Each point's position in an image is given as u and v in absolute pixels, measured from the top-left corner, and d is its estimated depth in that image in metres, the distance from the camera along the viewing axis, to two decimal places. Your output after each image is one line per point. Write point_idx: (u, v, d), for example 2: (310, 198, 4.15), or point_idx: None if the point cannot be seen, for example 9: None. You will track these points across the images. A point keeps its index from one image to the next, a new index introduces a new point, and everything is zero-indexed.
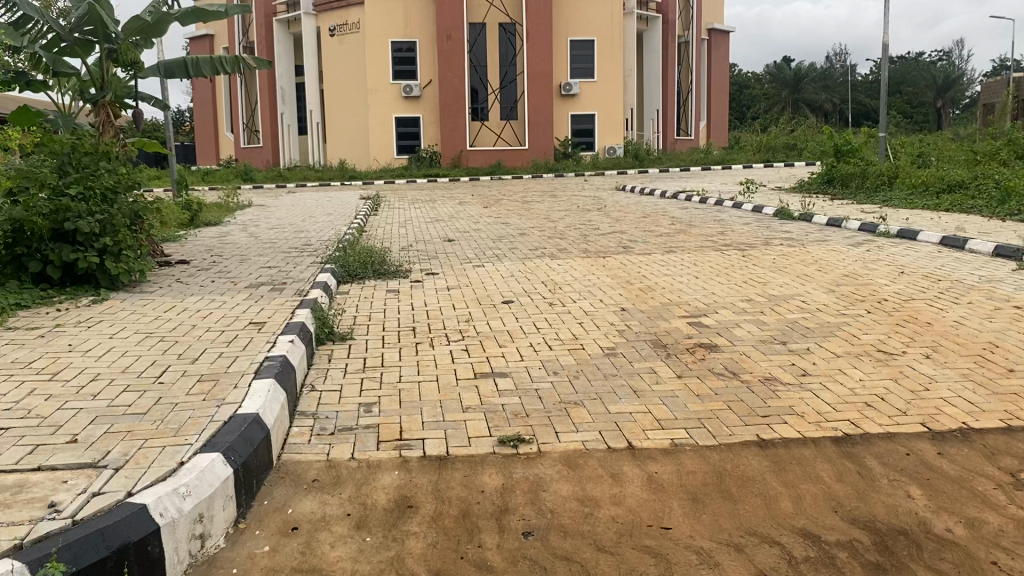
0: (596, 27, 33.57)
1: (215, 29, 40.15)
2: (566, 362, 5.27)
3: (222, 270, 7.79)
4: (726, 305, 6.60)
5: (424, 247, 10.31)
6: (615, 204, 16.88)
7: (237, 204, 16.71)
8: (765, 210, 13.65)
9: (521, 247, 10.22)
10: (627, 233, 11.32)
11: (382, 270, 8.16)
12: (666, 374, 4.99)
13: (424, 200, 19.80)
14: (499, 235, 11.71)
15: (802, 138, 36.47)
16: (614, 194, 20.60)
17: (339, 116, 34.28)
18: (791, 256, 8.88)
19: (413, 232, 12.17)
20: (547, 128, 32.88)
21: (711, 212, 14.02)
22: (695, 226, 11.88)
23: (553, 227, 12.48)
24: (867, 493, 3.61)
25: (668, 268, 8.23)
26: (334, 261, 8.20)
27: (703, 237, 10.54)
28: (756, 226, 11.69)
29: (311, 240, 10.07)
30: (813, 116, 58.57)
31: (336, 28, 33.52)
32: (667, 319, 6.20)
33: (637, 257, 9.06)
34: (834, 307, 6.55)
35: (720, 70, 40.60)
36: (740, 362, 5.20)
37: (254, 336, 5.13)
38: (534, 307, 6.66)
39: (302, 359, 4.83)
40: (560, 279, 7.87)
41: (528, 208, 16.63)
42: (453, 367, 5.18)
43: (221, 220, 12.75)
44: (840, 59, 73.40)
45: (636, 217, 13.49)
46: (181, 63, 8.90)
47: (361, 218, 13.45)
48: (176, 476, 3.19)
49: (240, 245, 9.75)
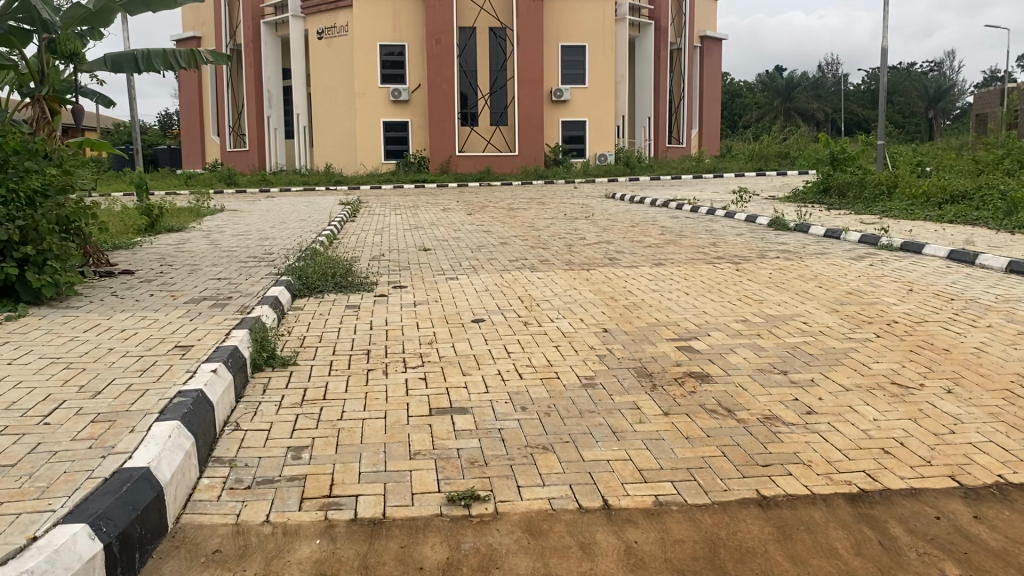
0: (587, 32, 33.06)
1: (201, 31, 39.48)
2: (537, 394, 4.57)
3: (166, 282, 7.09)
4: (719, 326, 5.93)
5: (396, 257, 9.62)
6: (603, 212, 16.30)
7: (209, 209, 16.03)
8: (759, 220, 13.04)
9: (499, 257, 9.56)
10: (614, 243, 10.68)
11: (344, 283, 7.49)
12: (649, 411, 4.32)
13: (405, 206, 19.11)
14: (478, 244, 11.05)
15: (795, 146, 35.95)
16: (604, 202, 19.97)
17: (326, 119, 33.53)
18: (789, 270, 8.25)
19: (389, 240, 11.49)
20: (536, 133, 32.20)
21: (704, 222, 13.41)
22: (686, 236, 11.26)
23: (536, 236, 11.83)
24: (892, 572, 2.93)
25: (656, 283, 7.58)
26: (292, 272, 7.52)
27: (695, 249, 9.91)
28: (751, 238, 11.06)
29: (274, 249, 9.38)
30: (804, 125, 58.17)
31: (324, 31, 32.87)
32: (654, 343, 5.52)
33: (623, 270, 8.42)
34: (839, 329, 5.91)
35: (712, 77, 40.18)
36: (735, 396, 4.53)
37: (174, 363, 4.45)
38: (506, 327, 5.97)
39: (225, 394, 4.14)
40: (539, 294, 7.20)
41: (512, 215, 15.99)
42: (406, 400, 4.46)
43: (185, 225, 12.08)
44: (832, 69, 73.13)
45: (625, 227, 12.87)
46: (131, 56, 8.16)
47: (335, 225, 12.80)
48: (20, 559, 2.51)
49: (196, 254, 9.06)
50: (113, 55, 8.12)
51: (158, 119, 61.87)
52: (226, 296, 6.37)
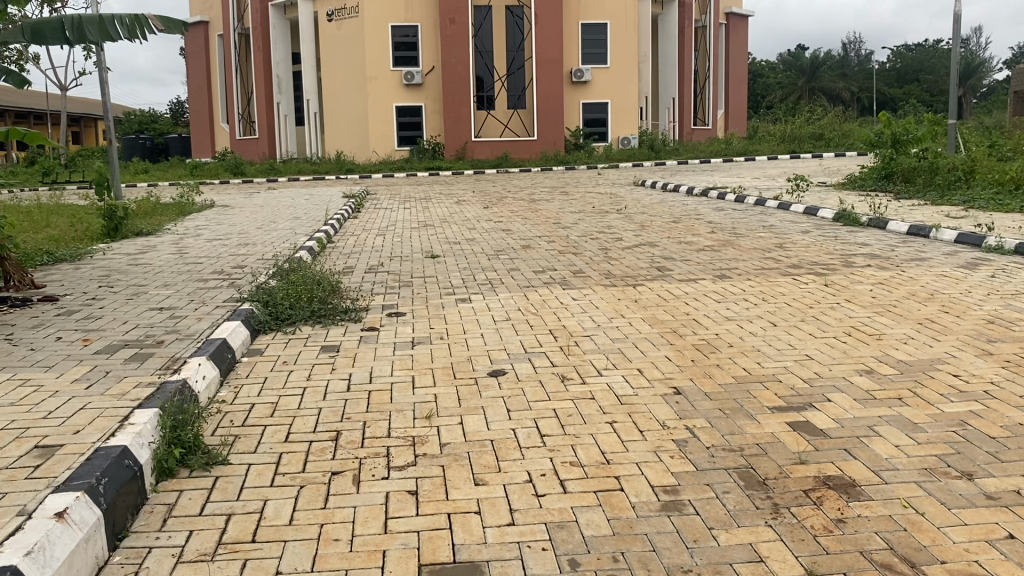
0: (609, 10, 31.07)
1: (209, 16, 37.87)
2: (594, 532, 2.83)
3: (90, 314, 5.42)
4: (841, 387, 4.20)
5: (397, 269, 7.95)
6: (636, 203, 14.65)
7: (198, 205, 14.52)
8: (821, 213, 11.30)
9: (524, 267, 7.86)
10: (659, 245, 8.99)
11: (324, 311, 5.83)
12: (782, 570, 2.62)
13: (417, 198, 17.52)
14: (497, 246, 9.38)
15: (829, 127, 33.97)
16: (633, 190, 18.35)
17: (336, 105, 31.82)
18: (893, 285, 6.51)
19: (392, 243, 9.82)
20: (557, 115, 30.35)
21: (755, 215, 11.72)
22: (745, 235, 9.55)
23: (565, 236, 10.16)
24: None
25: (728, 307, 5.85)
26: (257, 297, 5.85)
27: (760, 253, 8.19)
28: (821, 237, 9.33)
29: (248, 260, 7.73)
30: (830, 105, 56.22)
31: (333, 13, 30.99)
32: (754, 419, 3.79)
33: (679, 286, 6.70)
34: (1012, 388, 4.14)
35: (739, 55, 38.21)
36: (913, 536, 2.80)
37: (7, 493, 2.76)
38: (540, 386, 4.24)
39: (75, 557, 2.46)
40: (579, 324, 5.49)
41: (535, 208, 14.36)
42: (380, 549, 2.74)
43: (158, 227, 10.51)
44: (856, 46, 70.91)
45: (666, 222, 11.21)
46: (57, 23, 6.48)
47: (333, 225, 11.17)
48: None
49: (151, 268, 7.42)
50: (35, 23, 6.46)
51: (169, 107, 61.13)
52: (156, 341, 4.72)
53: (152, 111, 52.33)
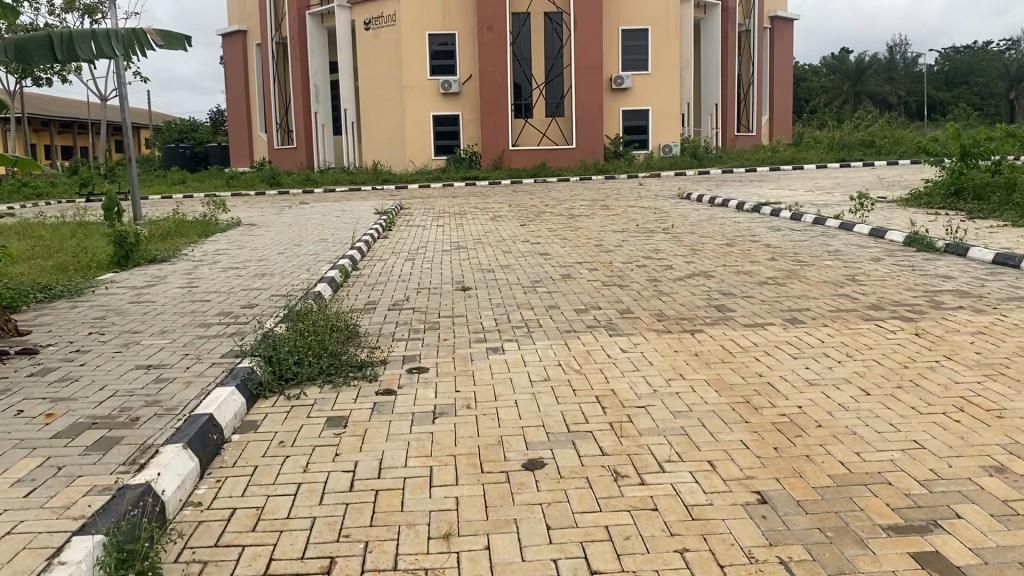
0: (652, 15, 30.12)
1: (248, 25, 37.62)
2: None
3: (65, 375, 4.71)
4: (970, 496, 3.30)
5: (424, 305, 7.19)
6: (685, 220, 13.80)
7: (226, 223, 13.99)
8: (891, 236, 10.35)
9: (564, 304, 7.06)
10: (714, 276, 8.14)
11: (334, 368, 5.07)
12: None
13: (451, 213, 16.84)
14: (535, 275, 8.59)
15: (880, 133, 32.62)
16: (678, 204, 17.48)
17: (373, 115, 31.26)
18: (997, 336, 5.58)
19: (421, 271, 9.09)
20: (596, 124, 29.47)
21: (816, 237, 10.81)
22: (810, 264, 8.65)
23: (608, 262, 9.36)
24: None
25: (807, 367, 4.98)
26: (258, 350, 5.11)
27: (832, 289, 7.30)
28: (895, 266, 8.40)
29: (259, 296, 7.02)
30: (877, 110, 54.66)
31: (370, 21, 30.53)
32: (871, 551, 2.91)
33: (744, 334, 5.83)
34: None
35: (785, 60, 37.06)
36: None
37: None
38: (589, 489, 3.39)
39: None
40: (631, 389, 4.64)
41: (576, 226, 13.58)
42: None
43: (176, 253, 9.93)
44: (903, 48, 69.00)
45: (719, 245, 10.36)
46: (44, 39, 5.81)
47: (360, 248, 10.49)
48: None
49: (154, 306, 6.76)
50: (21, 40, 5.79)
51: (209, 115, 61.56)
52: (130, 418, 3.98)
53: (191, 119, 52.51)
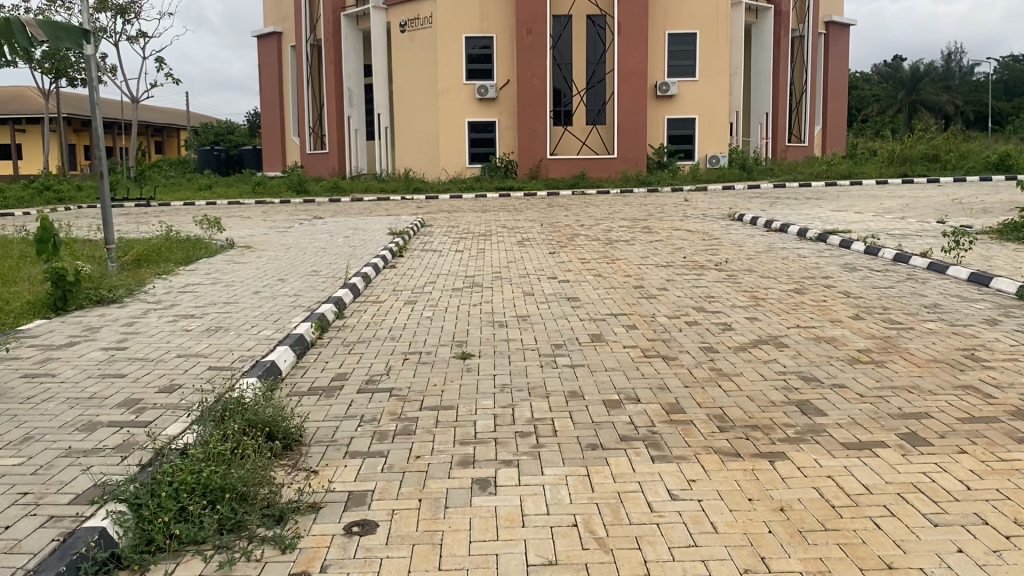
0: (700, 18, 28.19)
1: (283, 27, 36.37)
2: None
3: None
4: None
5: (405, 383, 5.50)
6: (740, 250, 12.01)
7: (221, 243, 12.49)
8: (1000, 284, 8.43)
9: (591, 389, 5.30)
10: (790, 343, 6.35)
11: (232, 521, 3.38)
12: None
13: (475, 233, 15.23)
14: (558, 335, 6.84)
15: (944, 147, 30.16)
16: (728, 227, 15.68)
17: (406, 121, 29.74)
18: None
19: (418, 322, 7.41)
20: (639, 133, 27.54)
21: (904, 283, 8.96)
22: (910, 328, 6.82)
23: (651, 316, 7.59)
24: None
25: (966, 559, 3.13)
26: (124, 490, 3.43)
27: (951, 375, 5.46)
28: (1021, 336, 6.51)
29: (190, 372, 5.34)
30: (933, 122, 51.97)
31: (406, 24, 29.09)
32: None
33: (846, 463, 4.02)
34: None
35: (839, 67, 34.89)
36: None
37: None
38: None
39: None
40: None
41: (614, 256, 11.85)
42: None
43: (138, 290, 8.39)
44: (960, 55, 65.84)
45: (786, 292, 8.59)
46: None
47: (356, 286, 8.86)
48: None
49: (46, 383, 5.13)
50: None
51: (247, 118, 60.82)
52: None
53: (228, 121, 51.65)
